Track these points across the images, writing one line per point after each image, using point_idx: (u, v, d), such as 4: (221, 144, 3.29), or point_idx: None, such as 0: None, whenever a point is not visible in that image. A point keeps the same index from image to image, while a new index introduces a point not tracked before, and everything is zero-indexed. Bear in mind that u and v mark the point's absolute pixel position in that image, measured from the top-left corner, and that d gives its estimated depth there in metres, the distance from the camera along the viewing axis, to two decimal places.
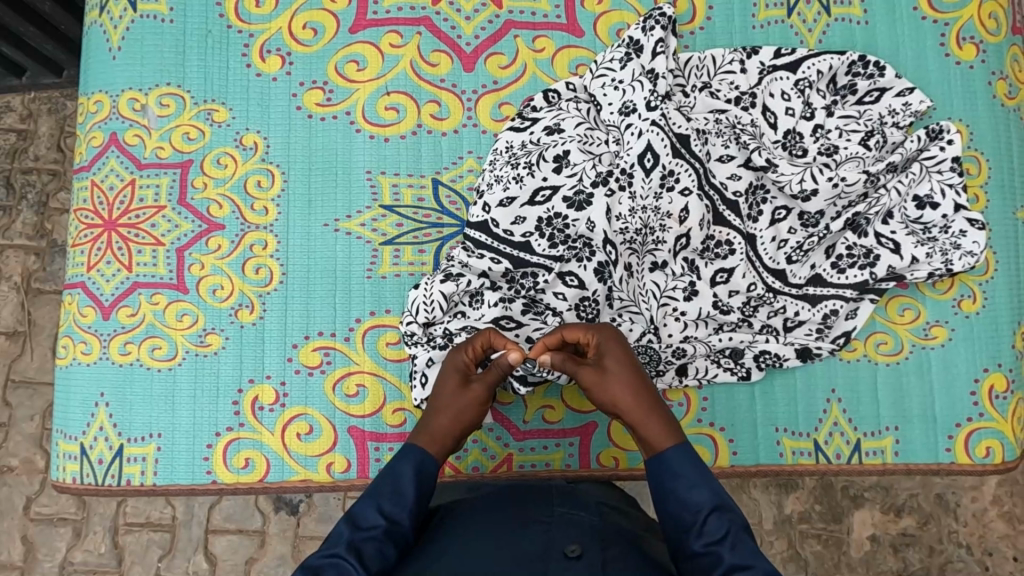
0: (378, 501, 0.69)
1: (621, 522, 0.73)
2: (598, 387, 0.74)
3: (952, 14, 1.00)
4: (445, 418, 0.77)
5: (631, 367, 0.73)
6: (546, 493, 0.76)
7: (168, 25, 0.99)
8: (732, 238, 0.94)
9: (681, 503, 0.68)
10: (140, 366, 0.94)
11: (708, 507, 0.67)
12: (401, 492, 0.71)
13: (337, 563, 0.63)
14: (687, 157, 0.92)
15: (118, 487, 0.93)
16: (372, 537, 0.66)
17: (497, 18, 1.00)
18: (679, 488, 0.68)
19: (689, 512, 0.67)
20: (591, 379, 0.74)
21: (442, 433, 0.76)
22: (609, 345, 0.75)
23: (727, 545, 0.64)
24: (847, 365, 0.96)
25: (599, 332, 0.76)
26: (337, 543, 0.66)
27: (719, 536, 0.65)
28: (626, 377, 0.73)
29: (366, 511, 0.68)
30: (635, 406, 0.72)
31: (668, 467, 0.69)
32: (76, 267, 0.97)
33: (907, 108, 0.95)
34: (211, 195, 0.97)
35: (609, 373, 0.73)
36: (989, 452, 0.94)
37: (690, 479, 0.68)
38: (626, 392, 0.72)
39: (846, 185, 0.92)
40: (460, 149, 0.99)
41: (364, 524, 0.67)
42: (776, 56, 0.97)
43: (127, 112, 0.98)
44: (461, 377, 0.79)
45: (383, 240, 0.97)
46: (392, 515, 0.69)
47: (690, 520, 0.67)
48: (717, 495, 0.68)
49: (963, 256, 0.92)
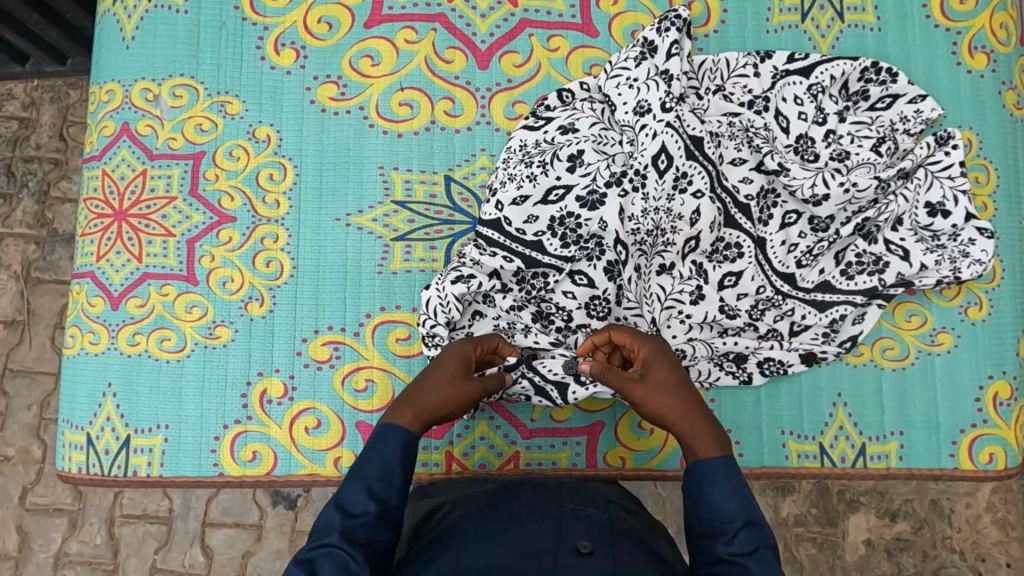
0: (365, 483, 0.68)
1: (630, 520, 0.73)
2: (646, 397, 0.77)
3: (964, 23, 1.01)
4: (433, 398, 0.77)
5: (680, 380, 0.77)
6: (557, 490, 0.76)
7: (181, 16, 0.99)
8: (742, 241, 0.95)
9: (713, 508, 0.67)
10: (149, 357, 0.94)
11: (740, 519, 0.66)
12: (390, 472, 0.70)
13: (332, 553, 0.63)
14: (701, 159, 0.93)
15: (123, 478, 0.92)
16: (365, 522, 0.66)
17: (513, 16, 1.00)
18: (715, 495, 0.68)
19: (720, 518, 0.67)
20: (639, 390, 0.77)
21: (426, 411, 0.76)
22: (656, 359, 0.79)
23: (754, 558, 0.63)
24: (853, 369, 0.97)
25: (648, 344, 0.80)
26: (327, 531, 0.65)
27: (747, 549, 0.63)
28: (674, 389, 0.76)
29: (356, 495, 0.68)
30: (683, 415, 0.74)
31: (705, 475, 0.70)
32: (85, 257, 0.96)
33: (919, 115, 0.96)
34: (222, 187, 0.97)
35: (657, 382, 0.77)
36: (992, 458, 0.95)
37: (728, 490, 0.68)
38: (674, 400, 0.76)
39: (857, 191, 0.92)
40: (472, 147, 0.99)
41: (354, 509, 0.67)
42: (789, 60, 0.98)
43: (139, 102, 0.98)
44: (463, 370, 0.80)
45: (394, 236, 0.97)
46: (382, 497, 0.69)
47: (720, 528, 0.66)
48: (751, 510, 0.67)
49: (971, 265, 0.92)
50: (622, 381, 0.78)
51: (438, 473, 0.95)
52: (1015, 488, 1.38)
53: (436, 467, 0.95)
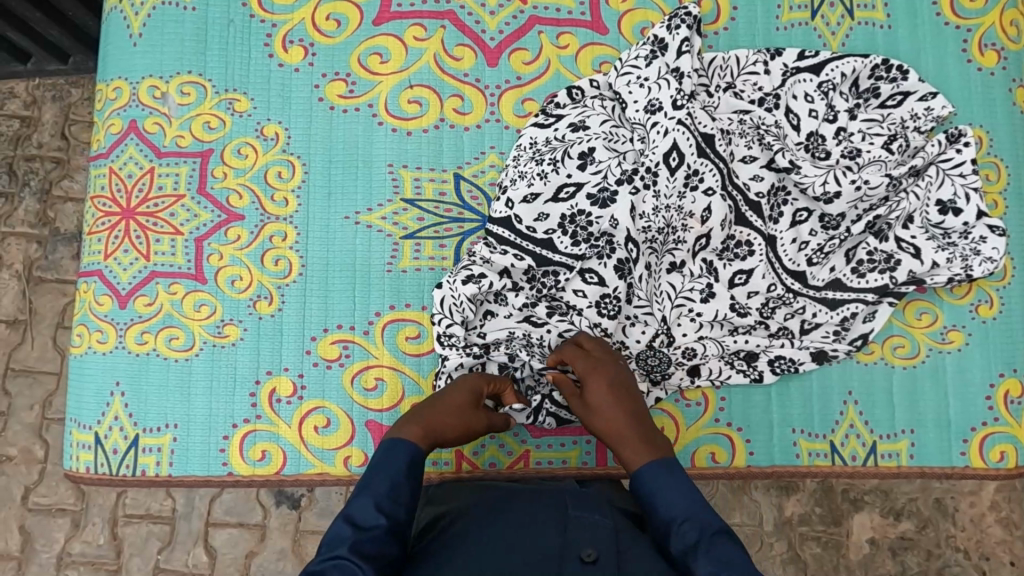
0: (375, 498, 0.69)
1: (634, 526, 0.73)
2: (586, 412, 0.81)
3: (974, 21, 1.01)
4: (449, 422, 0.79)
5: (609, 396, 0.79)
6: (561, 496, 0.76)
7: (189, 13, 0.98)
8: (753, 239, 0.94)
9: (657, 510, 0.71)
10: (157, 355, 0.94)
11: (679, 515, 0.69)
12: (399, 489, 0.71)
13: (339, 565, 0.62)
14: (712, 157, 0.92)
15: (132, 478, 0.92)
16: (375, 536, 0.66)
17: (522, 13, 1.00)
18: (656, 499, 0.71)
19: (663, 519, 0.70)
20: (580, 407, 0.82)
21: (440, 433, 0.78)
22: (589, 376, 0.82)
23: (699, 550, 0.65)
24: (864, 367, 0.97)
25: (585, 362, 0.83)
26: (337, 544, 0.65)
27: (691, 542, 0.66)
28: (607, 406, 0.79)
29: (364, 510, 0.68)
30: (615, 431, 0.78)
31: (645, 483, 0.73)
32: (93, 255, 0.96)
33: (930, 113, 0.96)
34: (231, 185, 0.96)
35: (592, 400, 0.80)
36: (1003, 457, 0.95)
37: (668, 490, 0.71)
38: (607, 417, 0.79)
39: (868, 189, 0.92)
40: (482, 144, 0.98)
41: (364, 525, 0.67)
42: (799, 58, 0.98)
43: (147, 100, 0.97)
44: (477, 403, 0.83)
45: (404, 234, 0.96)
46: (391, 513, 0.69)
47: (665, 527, 0.69)
48: (689, 504, 0.70)
49: (983, 262, 0.92)
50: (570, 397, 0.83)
51: (448, 472, 0.94)
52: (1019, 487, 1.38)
53: (446, 466, 0.95)
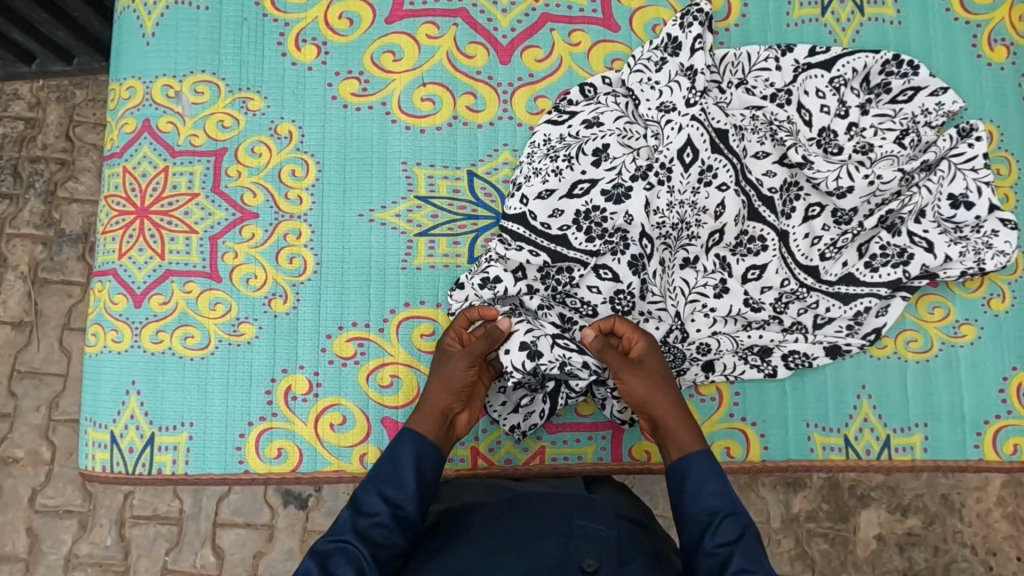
0: (380, 486, 0.72)
1: (638, 531, 0.74)
2: (638, 383, 0.81)
3: (983, 16, 1.02)
4: (435, 392, 0.81)
5: (668, 378, 0.82)
6: (567, 500, 0.77)
7: (203, 12, 0.99)
8: (766, 234, 0.95)
9: (698, 502, 0.72)
10: (172, 354, 0.94)
11: (722, 512, 0.71)
12: (402, 477, 0.73)
13: (345, 548, 0.66)
14: (726, 153, 0.92)
15: (148, 477, 0.92)
16: (378, 523, 0.69)
17: (534, 11, 1.00)
18: (700, 490, 0.73)
19: (705, 512, 0.71)
20: (634, 375, 0.81)
21: (434, 408, 0.80)
22: (650, 352, 0.83)
23: (739, 547, 0.68)
24: (877, 362, 0.97)
25: (646, 339, 0.84)
26: (342, 528, 0.68)
27: (731, 538, 0.69)
28: (665, 385, 0.81)
29: (370, 497, 0.71)
30: (671, 409, 0.79)
31: (691, 469, 0.75)
32: (107, 254, 0.96)
33: (941, 108, 0.96)
34: (245, 183, 0.96)
35: (651, 374, 0.81)
36: (1016, 449, 0.96)
37: (711, 483, 0.73)
38: (664, 392, 0.80)
39: (881, 183, 0.92)
40: (495, 142, 0.99)
41: (368, 511, 0.70)
42: (811, 54, 0.98)
43: (161, 99, 0.97)
44: (447, 356, 0.84)
45: (418, 231, 0.97)
46: (395, 501, 0.71)
47: (705, 520, 0.71)
48: (732, 502, 0.72)
49: (995, 256, 0.93)
50: (620, 365, 0.81)
51: (464, 468, 0.95)
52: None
53: (462, 462, 0.95)
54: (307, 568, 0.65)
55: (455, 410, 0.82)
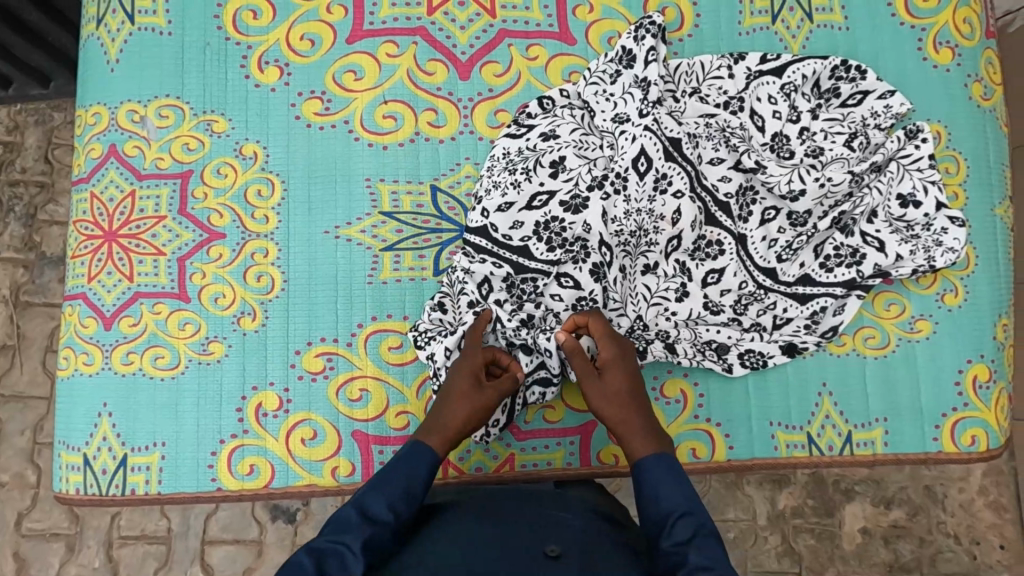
0: (390, 499, 0.72)
1: (607, 527, 0.75)
2: (598, 392, 0.84)
3: (929, 20, 1.04)
4: (460, 420, 0.82)
5: (629, 387, 0.84)
6: (537, 502, 0.77)
7: (166, 37, 1.01)
8: (723, 238, 0.97)
9: (655, 504, 0.74)
10: (143, 375, 0.95)
11: (677, 512, 0.72)
12: (413, 492, 0.75)
13: (341, 551, 0.65)
14: (679, 160, 0.94)
15: (121, 498, 0.93)
16: (380, 531, 0.69)
17: (491, 27, 1.03)
18: (657, 492, 0.75)
19: (661, 513, 0.73)
20: (594, 387, 0.84)
21: (455, 435, 0.82)
22: (615, 362, 0.85)
23: (693, 546, 0.68)
24: (838, 359, 0.99)
25: (610, 348, 0.86)
26: (345, 531, 0.68)
27: (685, 537, 0.69)
28: (623, 392, 0.83)
29: (377, 505, 0.71)
30: (625, 418, 0.81)
31: (646, 475, 0.76)
32: (76, 278, 0.97)
33: (888, 111, 0.99)
34: (211, 205, 0.98)
35: (610, 385, 0.84)
36: (974, 440, 0.98)
37: (667, 485, 0.75)
38: (619, 401, 0.82)
39: (832, 185, 0.94)
40: (457, 156, 1.01)
41: (374, 518, 0.70)
42: (762, 61, 1.00)
43: (126, 124, 0.99)
44: (476, 381, 0.84)
45: (384, 246, 0.98)
46: (401, 514, 0.72)
47: (661, 522, 0.72)
48: (689, 502, 0.73)
49: (945, 253, 0.95)
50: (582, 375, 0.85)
51: (435, 478, 0.96)
52: (1006, 470, 1.41)
53: None
54: (300, 561, 0.63)
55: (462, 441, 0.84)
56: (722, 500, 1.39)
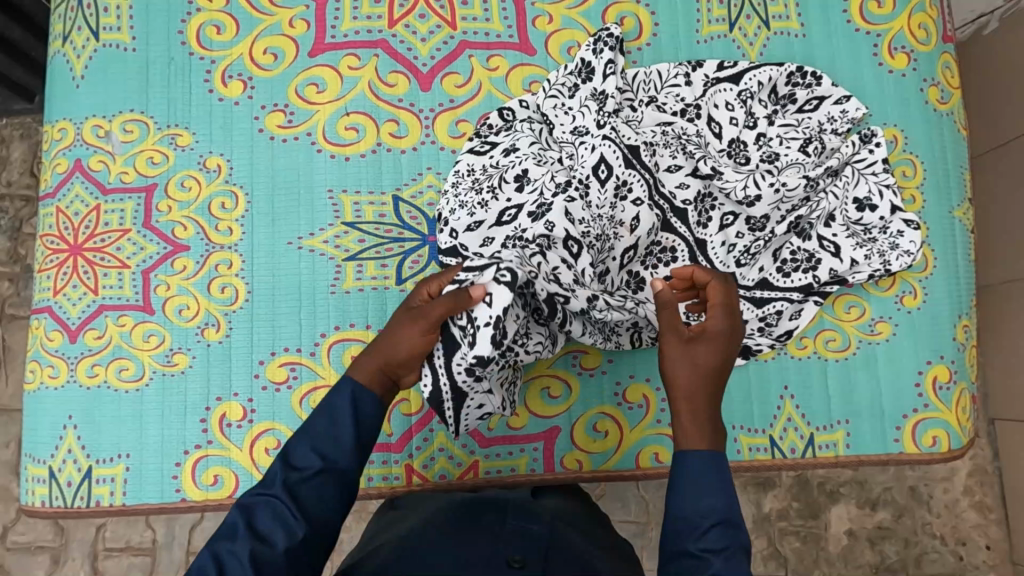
0: (313, 440, 0.66)
1: (574, 534, 0.72)
2: (678, 356, 0.70)
3: (882, 26, 1.06)
4: (386, 348, 0.73)
5: (716, 366, 0.70)
6: (501, 507, 0.76)
7: (130, 53, 1.02)
8: (677, 244, 0.98)
9: (693, 500, 0.63)
10: (108, 388, 0.96)
11: (715, 517, 0.62)
12: (339, 433, 0.67)
13: (271, 502, 0.63)
14: (638, 168, 0.95)
15: (86, 510, 0.93)
16: (308, 478, 0.64)
17: (452, 39, 1.04)
18: (701, 488, 0.63)
19: (696, 512, 0.62)
20: (677, 350, 0.71)
21: (385, 362, 0.73)
22: (718, 332, 0.72)
23: (720, 557, 0.60)
24: (799, 362, 1.00)
25: (717, 321, 0.72)
26: (272, 481, 0.64)
27: (717, 546, 0.60)
28: (706, 374, 0.70)
29: (302, 451, 0.66)
30: (695, 396, 0.69)
31: (696, 463, 0.65)
32: (43, 292, 0.98)
33: (845, 115, 1.01)
34: (176, 218, 0.99)
35: (700, 353, 0.70)
36: (935, 441, 0.99)
37: (713, 485, 0.63)
38: (699, 376, 0.69)
39: (787, 190, 0.95)
40: (419, 165, 1.02)
41: (299, 464, 0.65)
42: (719, 68, 1.02)
43: (91, 139, 1.00)
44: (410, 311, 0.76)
45: (346, 256, 0.99)
46: (330, 456, 0.66)
47: (694, 522, 0.62)
48: (729, 509, 0.62)
49: (900, 257, 0.97)
50: (672, 327, 0.72)
51: (398, 486, 0.97)
52: (991, 471, 1.42)
53: (397, 480, 0.97)
54: (232, 522, 0.62)
55: (399, 372, 0.75)
56: None
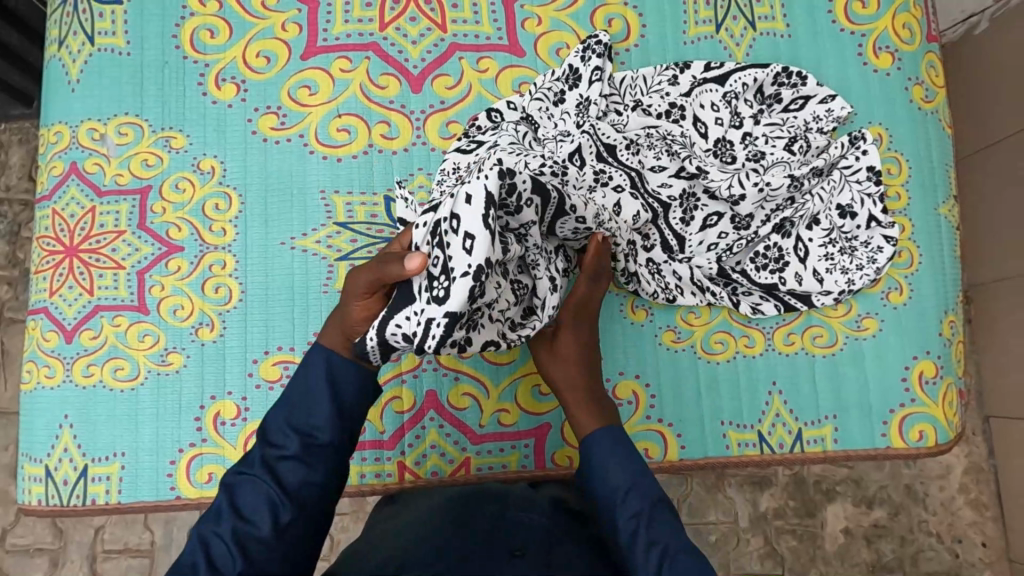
0: (289, 416, 0.67)
1: (571, 523, 0.72)
2: (550, 360, 0.84)
3: (867, 26, 1.08)
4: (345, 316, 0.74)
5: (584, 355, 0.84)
6: (500, 498, 0.76)
7: (124, 57, 1.03)
8: (657, 237, 1.00)
9: (603, 477, 0.72)
10: (104, 387, 0.97)
11: (626, 487, 0.70)
12: (315, 406, 0.68)
13: (252, 481, 0.63)
14: (615, 164, 0.98)
15: (83, 508, 0.94)
16: (286, 455, 0.64)
17: (442, 41, 1.06)
18: (606, 465, 0.73)
19: (608, 487, 0.71)
20: (545, 354, 0.84)
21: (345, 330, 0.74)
22: (570, 327, 0.85)
23: (643, 525, 0.67)
24: (787, 358, 1.01)
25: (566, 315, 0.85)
26: (251, 462, 0.64)
27: (635, 515, 0.68)
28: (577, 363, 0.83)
29: (278, 428, 0.67)
30: (580, 386, 0.82)
31: (597, 445, 0.75)
32: (40, 293, 0.99)
33: (830, 114, 1.02)
34: (170, 219, 1.00)
35: (565, 352, 0.83)
36: (923, 435, 1.00)
37: (618, 458, 0.73)
38: (575, 368, 0.83)
39: (770, 189, 0.96)
40: (410, 166, 1.03)
41: (277, 443, 0.66)
42: (706, 69, 1.03)
43: (87, 142, 1.02)
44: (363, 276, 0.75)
45: (338, 256, 1.00)
46: (308, 432, 0.67)
47: (610, 495, 0.70)
48: (638, 477, 0.71)
49: (863, 275, 1.00)
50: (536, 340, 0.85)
51: (391, 483, 0.98)
52: (986, 468, 1.43)
53: (389, 477, 0.98)
54: (217, 503, 0.62)
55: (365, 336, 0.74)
56: (704, 503, 1.39)
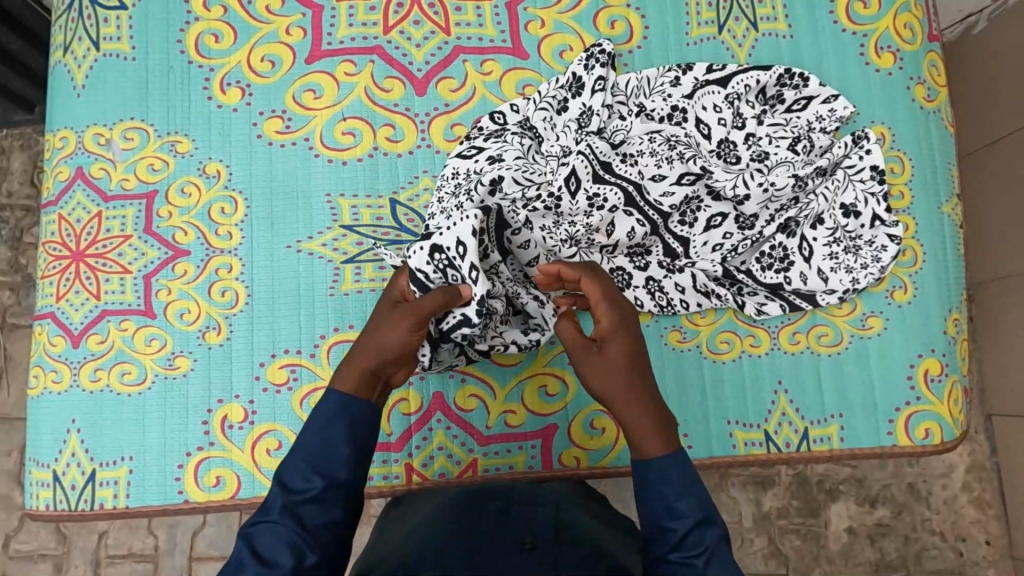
0: (308, 460, 0.68)
1: (581, 520, 0.72)
2: (601, 377, 0.74)
3: (869, 26, 1.08)
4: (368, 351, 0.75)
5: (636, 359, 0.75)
6: (506, 495, 0.76)
7: (130, 63, 1.04)
8: (654, 248, 1.02)
9: (667, 506, 0.67)
10: (111, 392, 0.97)
11: (692, 520, 0.66)
12: (334, 451, 0.69)
13: (273, 527, 0.63)
14: (612, 180, 0.98)
15: (90, 512, 0.95)
16: (309, 498, 0.65)
17: (446, 44, 1.06)
18: (668, 493, 0.68)
19: (672, 518, 0.67)
20: (596, 368, 0.74)
21: (365, 364, 0.75)
22: (615, 332, 0.75)
23: (701, 560, 0.65)
24: (792, 358, 1.02)
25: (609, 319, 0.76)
26: (271, 509, 0.65)
27: (695, 551, 0.65)
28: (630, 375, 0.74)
29: (297, 472, 0.67)
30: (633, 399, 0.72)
31: (657, 469, 0.69)
32: (46, 298, 1.00)
33: (834, 113, 1.02)
34: (176, 223, 1.01)
35: (614, 360, 0.74)
36: (929, 434, 1.00)
37: (678, 490, 0.68)
38: (630, 379, 0.73)
39: (775, 190, 0.98)
40: (415, 169, 1.03)
41: (296, 487, 0.66)
42: (708, 71, 1.04)
43: (92, 147, 1.02)
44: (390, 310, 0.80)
45: (344, 258, 1.01)
46: (329, 473, 0.67)
47: (671, 525, 0.67)
48: (703, 509, 0.67)
49: (868, 273, 1.00)
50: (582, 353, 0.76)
51: (399, 485, 0.98)
52: (989, 466, 1.43)
53: (397, 479, 0.98)
54: (237, 552, 0.63)
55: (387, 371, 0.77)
56: None
